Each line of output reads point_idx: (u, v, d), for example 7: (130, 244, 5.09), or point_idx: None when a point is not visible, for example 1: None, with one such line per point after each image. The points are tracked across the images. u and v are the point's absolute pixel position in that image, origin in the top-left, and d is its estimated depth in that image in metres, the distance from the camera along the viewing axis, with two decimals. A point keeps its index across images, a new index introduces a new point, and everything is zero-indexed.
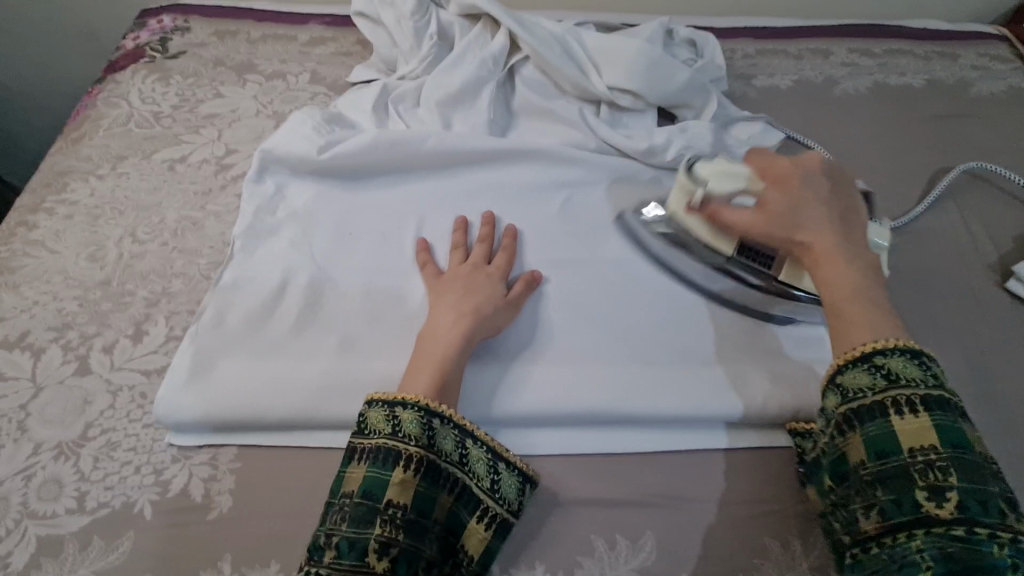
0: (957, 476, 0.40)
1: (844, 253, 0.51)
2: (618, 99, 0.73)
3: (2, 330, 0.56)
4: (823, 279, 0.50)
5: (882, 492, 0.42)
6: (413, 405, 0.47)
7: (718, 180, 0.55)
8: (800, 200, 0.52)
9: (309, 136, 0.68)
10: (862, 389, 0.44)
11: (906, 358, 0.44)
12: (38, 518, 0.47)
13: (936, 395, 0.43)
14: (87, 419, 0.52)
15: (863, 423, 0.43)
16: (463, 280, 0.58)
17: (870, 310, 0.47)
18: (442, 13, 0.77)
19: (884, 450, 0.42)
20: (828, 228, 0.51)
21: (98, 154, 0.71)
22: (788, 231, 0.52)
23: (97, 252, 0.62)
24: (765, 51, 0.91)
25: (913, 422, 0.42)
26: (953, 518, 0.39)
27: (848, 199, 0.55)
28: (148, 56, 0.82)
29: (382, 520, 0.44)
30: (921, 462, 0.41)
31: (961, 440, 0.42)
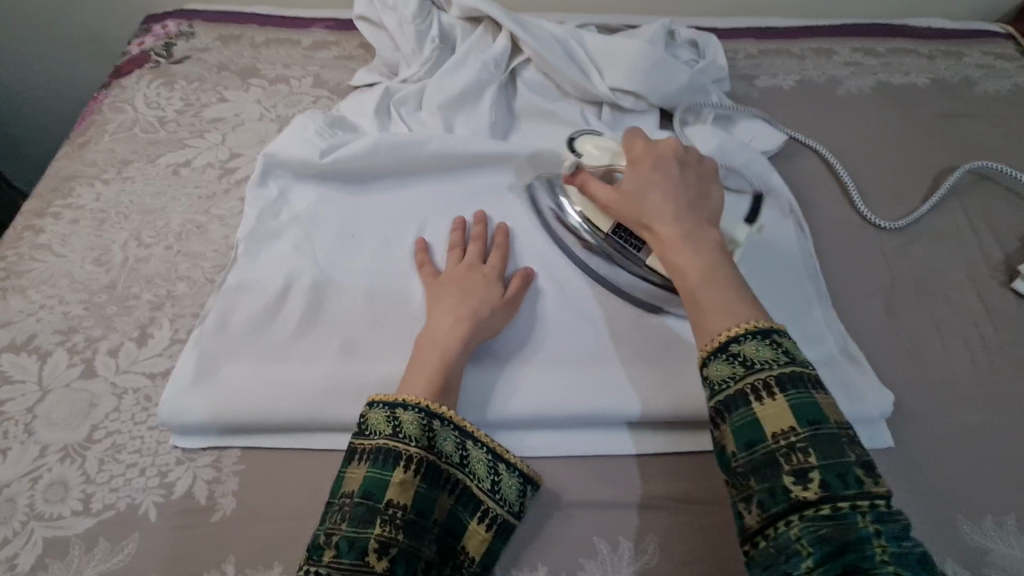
0: (816, 454, 0.39)
1: (695, 237, 0.51)
2: (621, 100, 0.73)
3: (9, 333, 0.57)
4: (676, 265, 0.51)
5: (755, 482, 0.40)
6: (414, 406, 0.48)
7: (592, 155, 0.60)
8: (649, 181, 0.54)
9: (312, 139, 0.68)
10: (725, 379, 0.43)
11: (758, 341, 0.43)
12: (44, 520, 0.48)
13: (788, 373, 0.42)
14: (93, 422, 0.52)
15: (730, 414, 0.42)
16: (460, 281, 0.58)
17: (712, 289, 0.48)
18: (444, 16, 0.77)
19: (751, 440, 0.41)
20: (674, 210, 0.53)
21: (104, 159, 0.72)
22: (644, 216, 0.53)
23: (103, 256, 0.63)
24: (767, 51, 0.91)
25: (771, 405, 0.41)
26: (818, 497, 0.38)
27: (703, 178, 0.56)
28: (153, 61, 0.83)
29: (381, 520, 0.44)
30: (784, 446, 0.40)
31: (816, 414, 0.40)
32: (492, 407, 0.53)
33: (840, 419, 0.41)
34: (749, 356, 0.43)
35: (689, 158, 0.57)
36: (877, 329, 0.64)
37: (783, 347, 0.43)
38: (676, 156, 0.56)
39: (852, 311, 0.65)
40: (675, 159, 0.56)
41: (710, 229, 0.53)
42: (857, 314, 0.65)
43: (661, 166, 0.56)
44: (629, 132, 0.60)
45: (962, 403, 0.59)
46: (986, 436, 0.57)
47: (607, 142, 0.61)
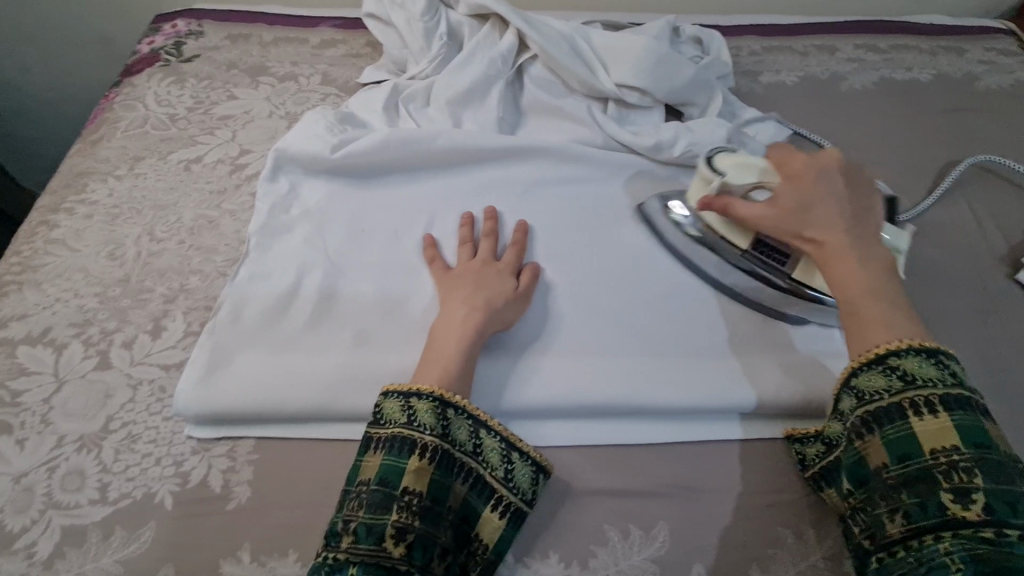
0: (982, 477, 0.40)
1: (857, 251, 0.51)
2: (627, 96, 0.74)
3: (25, 326, 0.58)
4: (835, 277, 0.51)
5: (907, 495, 0.42)
6: (428, 395, 0.48)
7: (736, 175, 0.58)
8: (815, 197, 0.53)
9: (322, 134, 0.69)
10: (879, 391, 0.45)
11: (921, 358, 0.45)
12: (62, 509, 0.48)
13: (952, 395, 0.43)
14: (109, 413, 0.53)
15: (881, 425, 0.44)
16: (475, 275, 0.59)
17: (881, 304, 0.48)
18: (451, 14, 0.77)
19: (905, 453, 0.43)
20: (842, 225, 0.52)
21: (116, 156, 0.72)
22: (800, 228, 0.53)
23: (116, 250, 0.64)
24: (771, 48, 0.92)
25: (932, 422, 0.43)
26: (980, 520, 0.39)
27: (860, 191, 0.55)
28: (163, 60, 0.84)
29: (398, 507, 0.44)
30: (945, 463, 0.41)
31: (984, 439, 0.42)
32: (503, 397, 0.54)
33: (1008, 450, 0.42)
34: (912, 372, 0.44)
35: (851, 170, 0.55)
36: None
37: (949, 369, 0.45)
38: (840, 167, 0.55)
39: None
40: (835, 172, 0.54)
41: (876, 242, 0.52)
42: None
43: (824, 180, 0.54)
44: (776, 147, 0.58)
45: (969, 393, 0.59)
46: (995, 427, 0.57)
47: (749, 159, 0.60)
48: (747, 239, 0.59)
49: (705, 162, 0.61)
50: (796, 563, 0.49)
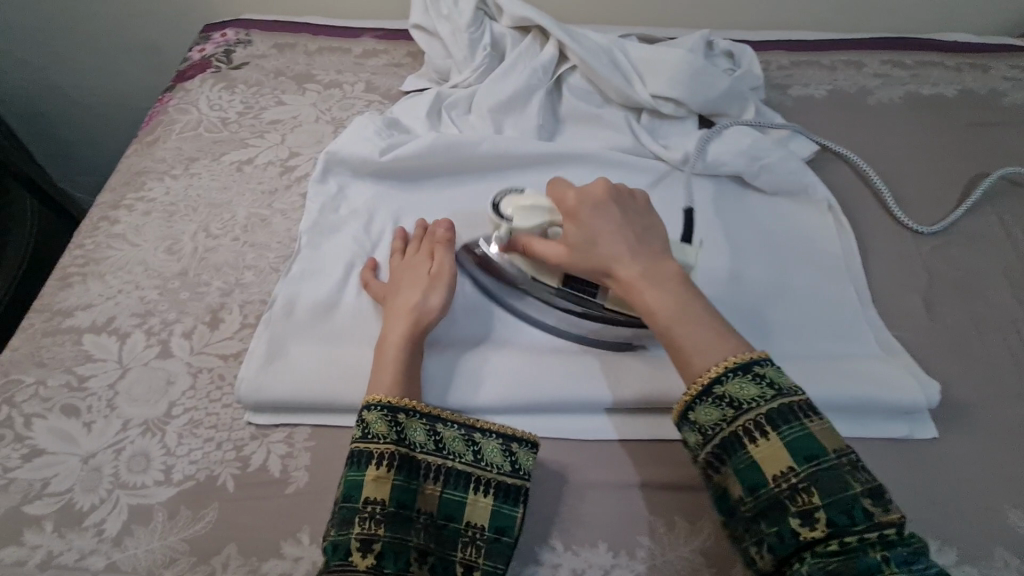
0: (819, 493, 0.41)
1: (650, 273, 0.51)
2: (661, 106, 0.77)
3: (90, 316, 0.60)
4: (648, 303, 0.50)
5: (765, 526, 0.42)
6: (376, 405, 0.50)
7: (523, 218, 0.57)
8: (592, 227, 0.54)
9: (371, 138, 0.72)
10: (717, 423, 0.45)
11: (741, 379, 0.45)
12: (129, 489, 0.50)
13: (776, 409, 0.43)
14: (171, 398, 0.55)
15: (728, 457, 0.44)
16: (405, 277, 0.59)
17: (689, 326, 0.48)
18: (495, 25, 0.80)
19: (753, 483, 0.43)
20: (630, 253, 0.52)
21: (172, 156, 0.76)
22: (593, 262, 0.53)
23: (174, 245, 0.66)
24: (799, 62, 0.94)
25: (766, 446, 0.43)
26: (825, 536, 0.40)
27: (641, 214, 0.56)
28: (214, 67, 0.88)
29: (362, 520, 0.46)
30: (788, 487, 0.42)
31: (812, 447, 0.42)
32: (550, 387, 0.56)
33: (839, 446, 0.43)
34: (736, 397, 0.44)
35: (622, 194, 0.57)
36: (917, 324, 0.66)
37: (768, 379, 0.45)
38: (607, 192, 0.56)
39: (893, 309, 0.67)
40: (606, 196, 0.55)
41: (665, 257, 0.53)
42: (899, 311, 0.67)
43: (602, 209, 0.55)
44: (556, 182, 0.59)
45: (1004, 396, 0.61)
46: None
47: (532, 197, 0.58)
48: (556, 276, 0.57)
49: (493, 205, 0.59)
50: None
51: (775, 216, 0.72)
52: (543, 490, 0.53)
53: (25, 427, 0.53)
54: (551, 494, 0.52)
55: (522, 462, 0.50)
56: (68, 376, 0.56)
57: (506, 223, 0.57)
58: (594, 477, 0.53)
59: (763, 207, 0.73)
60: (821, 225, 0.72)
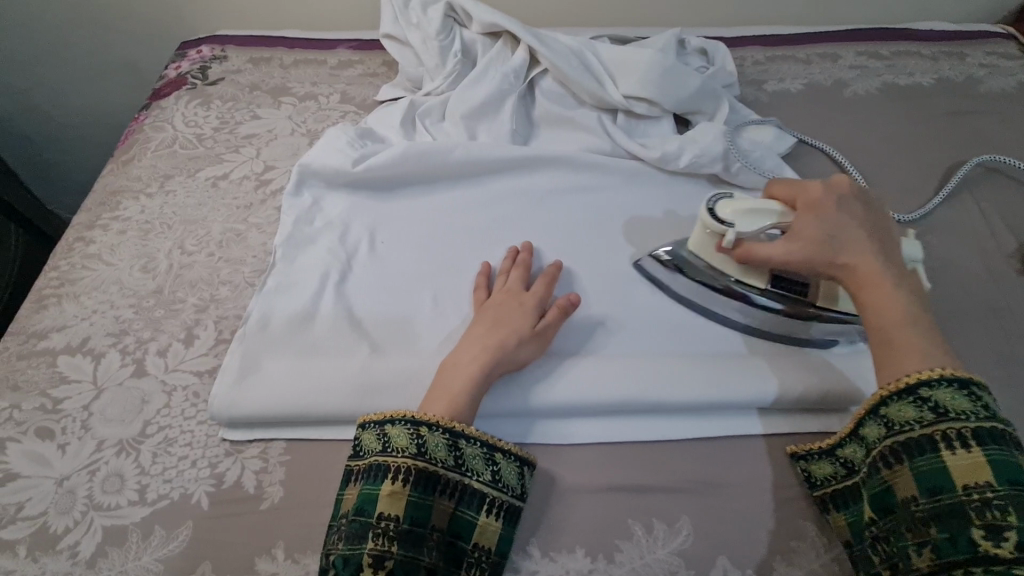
0: (1016, 515, 0.40)
1: (889, 279, 0.51)
2: (635, 107, 0.76)
3: (65, 336, 0.60)
4: (870, 304, 0.50)
5: (935, 529, 0.42)
6: (401, 420, 0.50)
7: (744, 220, 0.57)
8: (839, 221, 0.53)
9: (345, 149, 0.72)
10: (909, 422, 0.46)
11: (955, 391, 0.45)
12: (103, 510, 0.50)
13: (987, 429, 0.43)
14: (145, 417, 0.55)
15: (910, 456, 0.45)
16: (513, 310, 0.58)
17: (911, 335, 0.48)
18: (465, 32, 0.80)
19: (936, 485, 0.43)
20: (870, 253, 0.52)
21: (147, 174, 0.76)
22: (832, 255, 0.52)
23: (149, 263, 0.66)
24: (775, 57, 0.94)
25: (964, 457, 0.43)
26: (1012, 558, 0.39)
27: (880, 217, 0.55)
28: (190, 83, 0.88)
29: (375, 535, 0.46)
30: (977, 499, 0.42)
31: (1017, 475, 0.41)
32: (527, 391, 0.55)
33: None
34: (945, 405, 0.44)
35: (866, 197, 0.57)
36: None
37: (984, 404, 0.44)
38: (853, 193, 0.55)
39: None
40: (852, 197, 0.55)
41: (901, 268, 0.52)
42: None
43: (845, 207, 0.54)
44: (774, 182, 0.60)
45: (985, 385, 0.60)
46: (1012, 416, 0.58)
47: (749, 202, 0.57)
48: (766, 274, 0.59)
49: (708, 210, 0.59)
50: (817, 558, 0.50)
51: None
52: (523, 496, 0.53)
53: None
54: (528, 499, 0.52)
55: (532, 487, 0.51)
56: (43, 399, 0.56)
57: (728, 227, 0.57)
58: (571, 480, 0.53)
59: None
60: None
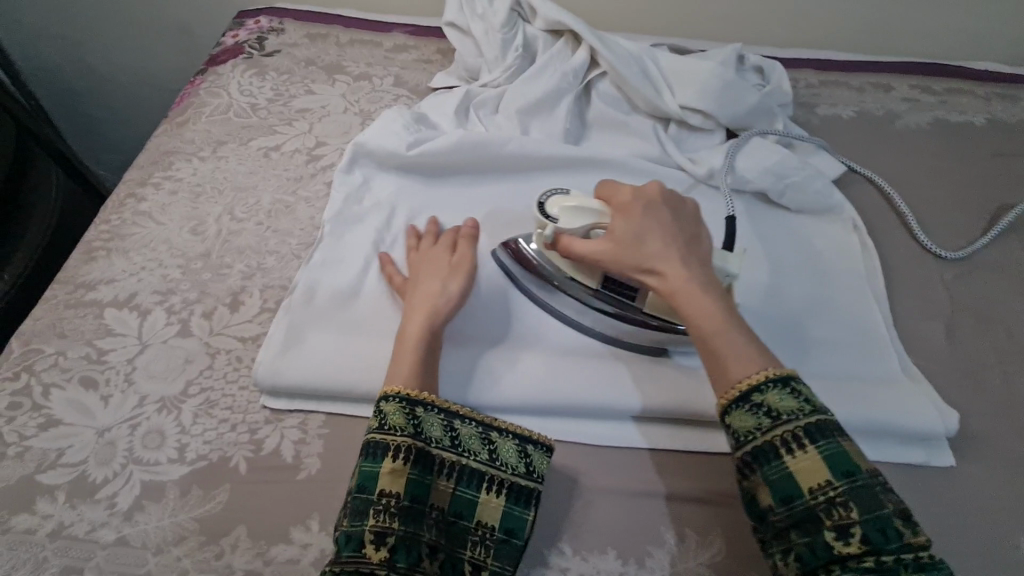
0: (858, 510, 0.40)
1: (698, 281, 0.50)
2: (689, 118, 0.76)
3: (113, 290, 0.61)
4: (687, 310, 0.49)
5: (796, 535, 0.42)
6: (394, 397, 0.49)
7: (568, 218, 0.56)
8: (641, 227, 0.52)
9: (400, 132, 0.72)
10: (750, 430, 0.44)
11: (780, 391, 0.44)
12: (143, 465, 0.50)
13: (814, 423, 0.43)
14: (188, 377, 0.55)
15: (761, 466, 0.44)
16: (429, 267, 0.59)
17: (728, 336, 0.47)
18: (529, 27, 0.80)
19: (788, 493, 0.42)
20: (675, 256, 0.51)
21: (201, 138, 0.76)
22: (641, 261, 0.51)
23: (198, 226, 0.67)
24: (827, 82, 0.94)
25: (805, 458, 0.42)
26: (862, 551, 0.39)
27: (689, 217, 0.55)
28: (247, 53, 0.88)
29: (375, 513, 0.45)
30: (823, 501, 0.41)
31: (850, 466, 0.42)
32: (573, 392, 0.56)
33: (872, 466, 0.43)
34: (775, 407, 0.44)
35: (676, 199, 0.56)
36: (937, 350, 0.65)
37: (806, 395, 0.44)
38: (660, 195, 0.55)
39: (913, 335, 0.66)
40: (659, 198, 0.55)
41: (709, 266, 0.52)
42: (919, 338, 0.66)
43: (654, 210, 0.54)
44: (603, 184, 0.59)
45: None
46: None
47: (580, 198, 0.57)
48: (597, 275, 0.57)
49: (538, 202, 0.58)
50: None
51: (796, 234, 0.72)
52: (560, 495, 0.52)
53: (43, 397, 0.53)
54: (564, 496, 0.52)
55: (535, 465, 0.50)
56: (88, 349, 0.56)
57: (550, 222, 0.56)
58: (604, 483, 0.53)
59: (785, 224, 0.73)
60: (844, 244, 0.72)
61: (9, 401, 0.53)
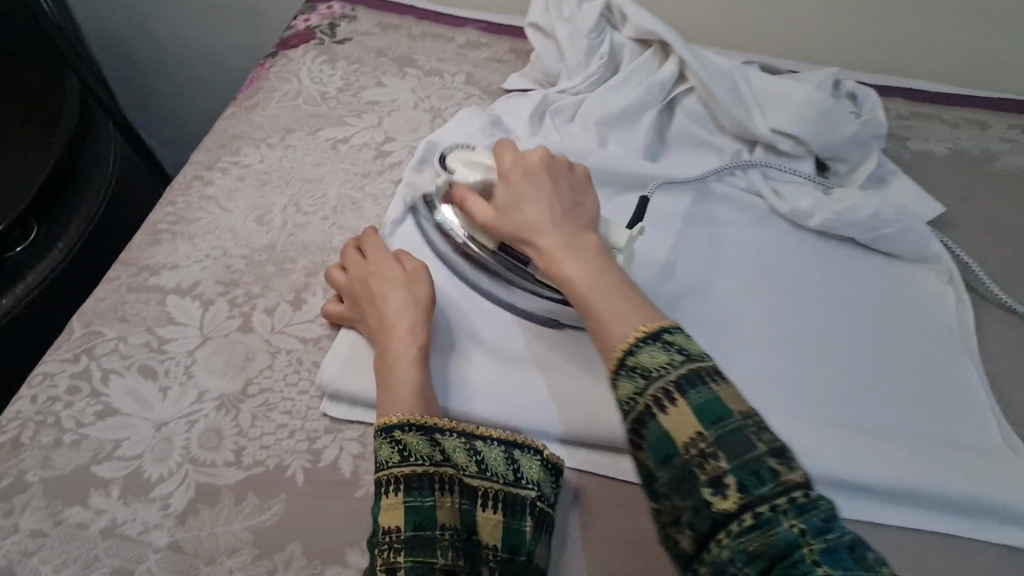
0: (726, 458, 0.37)
1: (571, 245, 0.49)
2: (779, 143, 0.72)
3: (176, 276, 0.59)
4: (565, 276, 0.48)
5: (678, 501, 0.37)
6: (404, 426, 0.46)
7: (461, 171, 0.57)
8: (524, 196, 0.51)
9: (477, 135, 0.70)
10: (631, 397, 0.40)
11: (652, 346, 0.41)
12: (199, 466, 0.48)
13: (684, 374, 0.39)
14: (248, 375, 0.53)
15: (640, 434, 0.39)
16: (376, 284, 0.54)
17: (614, 298, 0.45)
18: (616, 34, 0.76)
19: (664, 455, 0.38)
20: (551, 221, 0.50)
21: (270, 124, 0.74)
22: (517, 231, 0.51)
23: (263, 216, 0.65)
24: (920, 114, 0.88)
25: (675, 413, 0.38)
26: (737, 507, 0.35)
27: (575, 182, 0.53)
28: (318, 39, 0.86)
29: (381, 549, 0.43)
30: (695, 455, 0.37)
31: (716, 411, 0.38)
32: (609, 429, 0.52)
33: (747, 407, 0.39)
34: (645, 366, 0.40)
35: (560, 164, 0.54)
36: None
37: (677, 346, 0.41)
38: (544, 161, 0.54)
39: (1013, 401, 0.61)
40: (541, 165, 0.53)
41: (592, 232, 0.50)
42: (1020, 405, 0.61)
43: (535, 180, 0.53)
44: (502, 142, 0.57)
45: None
46: None
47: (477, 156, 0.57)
48: (493, 242, 0.56)
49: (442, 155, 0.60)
50: None
51: (888, 280, 0.67)
52: (592, 532, 0.50)
53: (102, 382, 0.52)
54: (582, 530, 0.50)
55: (524, 471, 0.47)
56: (149, 337, 0.55)
57: (448, 174, 0.58)
58: (619, 518, 0.51)
59: (875, 268, 0.68)
60: (938, 296, 0.66)
61: (68, 384, 0.52)
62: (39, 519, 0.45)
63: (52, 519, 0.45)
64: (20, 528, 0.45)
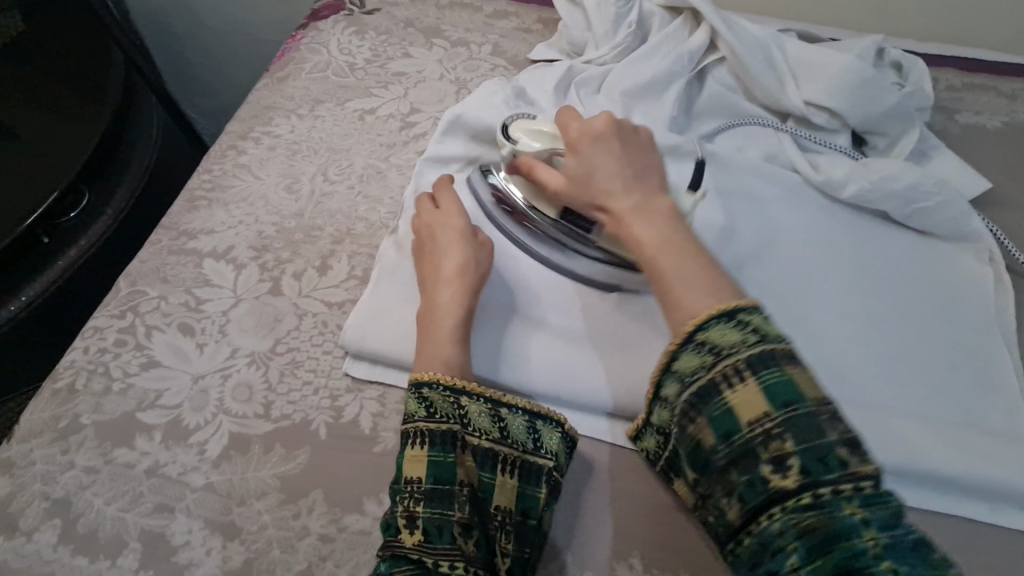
0: (793, 440, 0.36)
1: (640, 209, 0.49)
2: (813, 115, 0.69)
3: (212, 241, 0.62)
4: (637, 240, 0.47)
5: (735, 475, 0.37)
6: (437, 384, 0.48)
7: (527, 140, 0.58)
8: (591, 161, 0.52)
9: (499, 106, 0.69)
10: (695, 370, 0.40)
11: (724, 323, 0.40)
12: (232, 416, 0.52)
13: (757, 353, 0.38)
14: (277, 335, 0.56)
15: (702, 405, 0.39)
16: (444, 234, 0.57)
17: (677, 258, 0.44)
18: (646, 2, 0.75)
19: (726, 430, 0.38)
20: (619, 187, 0.50)
21: (300, 95, 0.76)
22: (588, 198, 0.51)
23: (293, 184, 0.67)
24: (973, 85, 0.82)
25: (744, 390, 0.38)
26: (798, 487, 0.35)
27: (640, 149, 0.54)
28: (347, 9, 0.87)
29: (402, 498, 0.44)
30: (760, 434, 0.37)
31: (792, 393, 0.37)
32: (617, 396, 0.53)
33: (823, 396, 0.37)
34: (717, 343, 0.39)
35: (625, 129, 0.55)
36: None
37: (752, 326, 0.40)
38: (613, 127, 0.54)
39: None
40: (614, 133, 0.54)
41: (661, 196, 0.50)
42: None
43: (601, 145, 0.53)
44: (567, 108, 0.58)
45: None
46: None
47: (542, 125, 0.59)
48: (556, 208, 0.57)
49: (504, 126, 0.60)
50: None
51: (925, 260, 0.64)
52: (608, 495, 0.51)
53: (146, 337, 0.56)
54: (589, 494, 0.51)
55: (544, 441, 0.48)
56: (187, 296, 0.58)
57: (512, 144, 0.59)
58: (623, 483, 0.51)
59: (911, 246, 0.65)
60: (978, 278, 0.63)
61: (116, 338, 0.56)
62: (91, 457, 0.50)
63: (103, 458, 0.50)
64: (76, 464, 0.50)
